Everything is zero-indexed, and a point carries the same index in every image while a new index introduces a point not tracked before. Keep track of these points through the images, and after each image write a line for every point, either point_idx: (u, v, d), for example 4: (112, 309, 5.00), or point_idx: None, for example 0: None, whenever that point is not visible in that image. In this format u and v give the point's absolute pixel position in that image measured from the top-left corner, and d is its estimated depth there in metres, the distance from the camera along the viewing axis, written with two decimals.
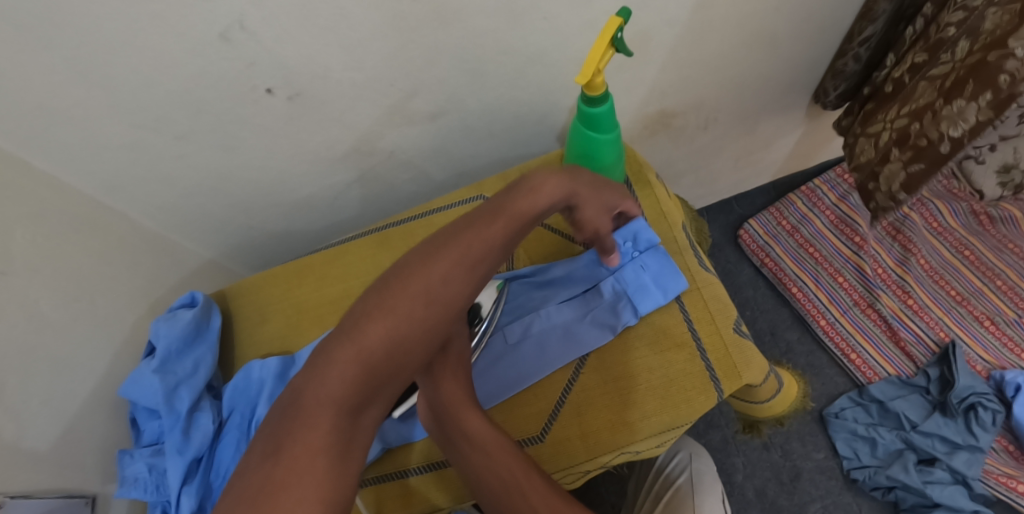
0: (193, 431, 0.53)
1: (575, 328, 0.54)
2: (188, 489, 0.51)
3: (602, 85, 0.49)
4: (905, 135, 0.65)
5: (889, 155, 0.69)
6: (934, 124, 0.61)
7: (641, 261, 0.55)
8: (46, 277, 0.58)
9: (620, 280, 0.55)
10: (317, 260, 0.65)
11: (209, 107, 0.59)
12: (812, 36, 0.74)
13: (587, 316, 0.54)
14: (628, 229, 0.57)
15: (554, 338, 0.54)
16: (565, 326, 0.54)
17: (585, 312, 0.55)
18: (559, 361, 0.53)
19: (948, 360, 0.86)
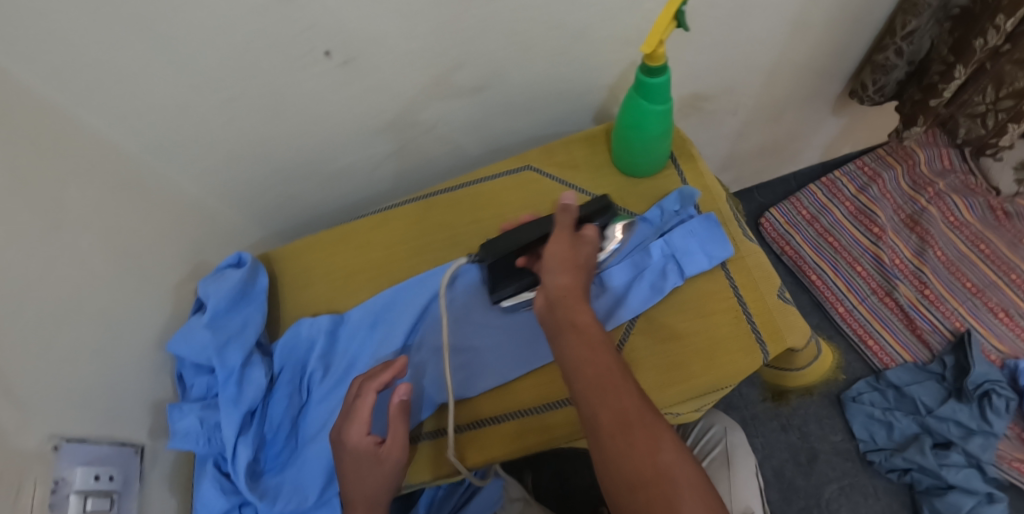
0: (246, 385, 0.53)
1: (624, 291, 0.55)
2: (243, 439, 0.52)
3: (663, 57, 0.52)
4: (1021, 112, 0.76)
5: (1006, 127, 0.80)
6: None
7: (690, 226, 0.56)
8: (95, 230, 0.59)
9: (670, 244, 0.56)
10: (361, 225, 0.65)
11: (265, 70, 0.60)
12: (847, 25, 0.75)
13: (636, 280, 0.56)
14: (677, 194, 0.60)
15: (604, 301, 0.55)
16: (615, 288, 0.55)
17: (636, 277, 0.56)
18: (609, 321, 0.54)
19: (963, 347, 0.88)
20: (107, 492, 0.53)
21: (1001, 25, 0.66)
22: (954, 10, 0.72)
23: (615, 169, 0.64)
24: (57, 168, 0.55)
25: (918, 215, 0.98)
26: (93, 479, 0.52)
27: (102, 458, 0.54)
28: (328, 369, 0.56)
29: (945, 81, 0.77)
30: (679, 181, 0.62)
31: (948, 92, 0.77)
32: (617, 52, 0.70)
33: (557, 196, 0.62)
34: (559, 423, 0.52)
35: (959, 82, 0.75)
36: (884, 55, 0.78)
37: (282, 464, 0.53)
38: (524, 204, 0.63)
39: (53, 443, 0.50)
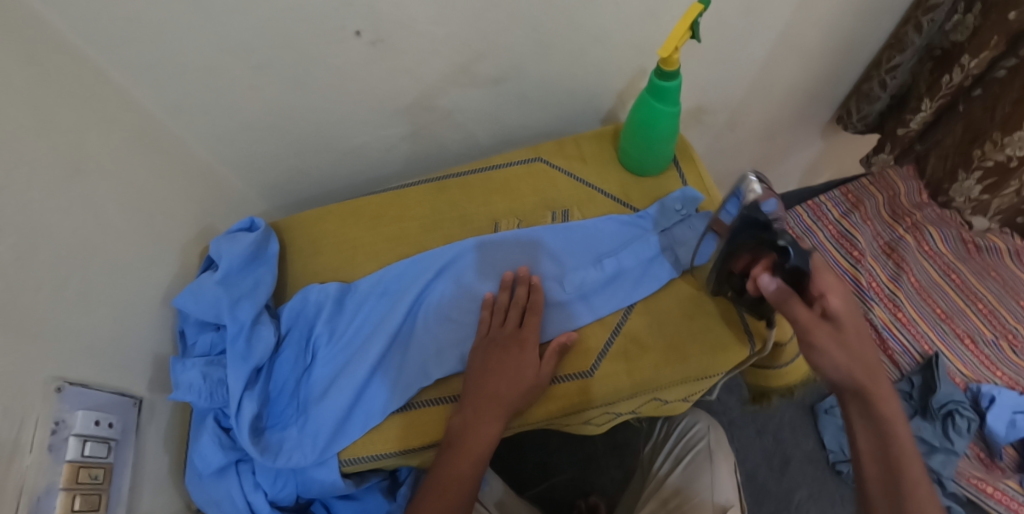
0: (256, 341, 0.55)
1: (626, 276, 0.59)
2: (249, 394, 0.53)
3: (677, 63, 0.56)
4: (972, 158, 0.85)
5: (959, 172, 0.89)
6: (996, 149, 0.80)
7: (690, 222, 0.61)
8: (111, 181, 0.60)
9: (670, 238, 0.60)
10: (373, 201, 0.67)
11: (295, 41, 0.62)
12: (841, 55, 0.81)
13: (637, 268, 0.59)
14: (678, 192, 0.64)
15: (606, 285, 0.59)
16: (618, 273, 0.59)
17: (639, 265, 0.59)
18: (611, 305, 0.58)
19: (931, 369, 0.92)
20: (106, 438, 0.53)
21: (967, 65, 0.73)
22: (935, 51, 0.79)
23: (621, 167, 0.67)
24: (78, 116, 0.56)
25: (896, 242, 1.04)
26: (93, 424, 0.52)
27: (103, 405, 0.54)
28: (333, 334, 0.58)
29: (913, 112, 0.83)
30: (679, 181, 0.65)
31: (914, 123, 0.84)
32: (629, 59, 0.74)
33: (565, 187, 0.65)
34: (557, 397, 0.54)
35: (925, 115, 0.82)
36: (870, 85, 0.84)
37: (287, 422, 0.54)
38: (533, 192, 0.65)
39: (55, 385, 0.50)
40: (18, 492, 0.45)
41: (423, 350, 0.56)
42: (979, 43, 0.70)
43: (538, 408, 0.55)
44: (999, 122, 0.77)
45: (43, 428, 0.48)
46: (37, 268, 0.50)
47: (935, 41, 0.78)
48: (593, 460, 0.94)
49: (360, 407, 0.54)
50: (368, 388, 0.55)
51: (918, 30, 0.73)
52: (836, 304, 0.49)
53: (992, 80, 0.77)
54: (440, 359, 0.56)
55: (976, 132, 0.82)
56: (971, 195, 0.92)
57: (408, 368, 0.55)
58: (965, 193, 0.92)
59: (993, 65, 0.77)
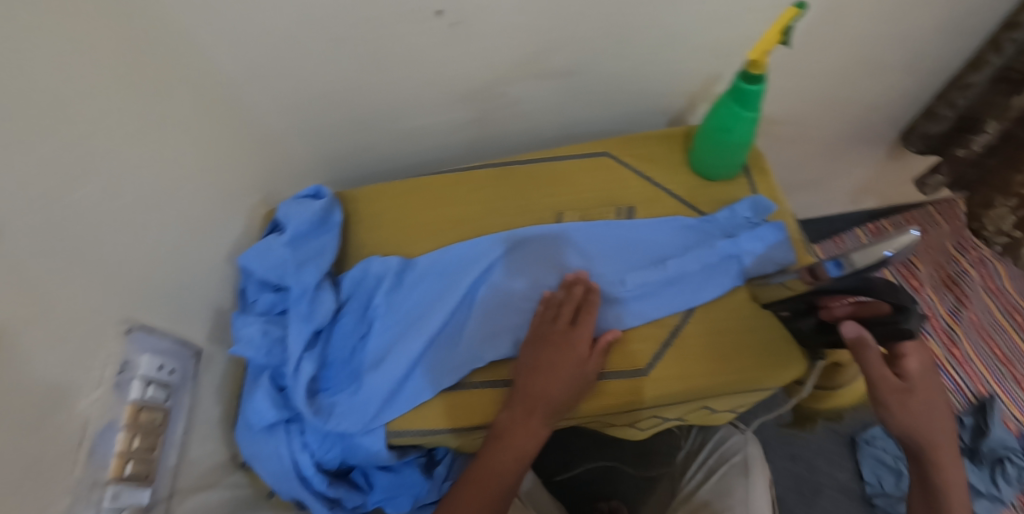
0: (317, 304, 0.57)
1: (688, 280, 0.58)
2: (307, 355, 0.54)
3: (765, 67, 0.55)
4: None
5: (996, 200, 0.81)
6: None
7: (758, 232, 0.59)
8: (188, 138, 0.62)
9: (737, 245, 0.59)
10: (435, 180, 0.67)
11: (375, 18, 0.62)
12: (923, 78, 0.77)
13: (700, 272, 0.58)
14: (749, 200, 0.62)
15: (665, 287, 0.58)
16: (679, 276, 0.58)
17: (703, 270, 0.58)
18: (670, 306, 0.57)
19: (984, 411, 0.89)
20: (166, 383, 0.55)
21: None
22: (1011, 73, 0.71)
23: (689, 170, 0.65)
24: (163, 72, 0.58)
25: (958, 275, 1.00)
26: (157, 368, 0.54)
27: (166, 351, 0.56)
28: (392, 309, 0.58)
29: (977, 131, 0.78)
30: (748, 190, 0.64)
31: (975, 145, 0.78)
32: (704, 62, 0.72)
33: (631, 185, 0.64)
34: (608, 393, 0.54)
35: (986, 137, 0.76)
36: (939, 103, 0.80)
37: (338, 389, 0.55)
38: (598, 187, 0.65)
39: (126, 326, 0.52)
40: (83, 425, 0.47)
41: (479, 334, 0.56)
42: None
43: (588, 402, 0.54)
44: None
45: (112, 367, 0.50)
46: (117, 212, 0.52)
47: (1013, 64, 0.70)
48: (617, 465, 0.93)
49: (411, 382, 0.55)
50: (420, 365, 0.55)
51: (998, 50, 0.69)
52: (912, 366, 0.52)
53: None
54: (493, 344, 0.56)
55: None
56: (1001, 230, 0.82)
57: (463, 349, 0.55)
58: (995, 226, 0.83)
59: None
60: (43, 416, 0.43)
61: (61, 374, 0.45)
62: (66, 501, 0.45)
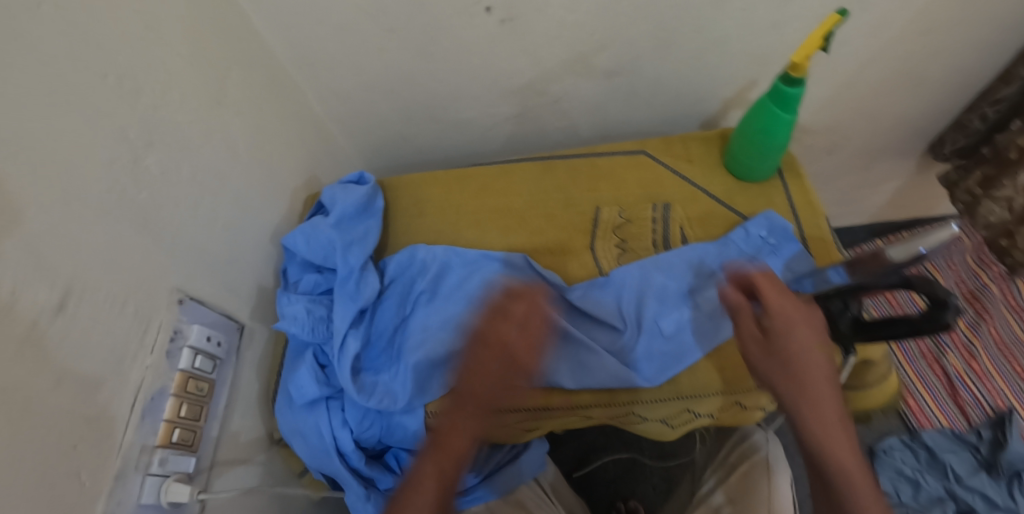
0: (363, 284, 0.59)
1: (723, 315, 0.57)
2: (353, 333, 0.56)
3: (805, 71, 0.56)
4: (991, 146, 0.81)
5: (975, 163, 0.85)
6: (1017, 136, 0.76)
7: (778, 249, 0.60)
8: (243, 121, 0.64)
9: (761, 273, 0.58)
10: (479, 172, 0.70)
11: (428, 11, 0.64)
12: (952, 92, 0.79)
13: None
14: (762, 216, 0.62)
15: (701, 322, 0.57)
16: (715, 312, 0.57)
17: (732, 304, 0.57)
18: (707, 344, 0.56)
19: (1002, 425, 0.88)
20: (213, 355, 0.57)
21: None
22: None
23: (726, 171, 0.67)
24: (223, 56, 0.60)
25: (980, 291, 0.99)
26: (205, 339, 0.56)
27: (214, 323, 0.57)
28: (434, 295, 0.60)
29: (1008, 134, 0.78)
30: (784, 193, 0.65)
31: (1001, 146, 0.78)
32: (742, 67, 0.74)
33: (670, 183, 0.66)
34: (645, 382, 0.55)
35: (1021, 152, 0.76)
36: (970, 116, 0.81)
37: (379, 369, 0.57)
38: (638, 184, 0.67)
39: (179, 297, 0.54)
40: (136, 388, 0.48)
41: (519, 323, 0.57)
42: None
43: (625, 390, 0.55)
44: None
45: (165, 334, 0.52)
46: (176, 186, 0.54)
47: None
48: (635, 465, 0.93)
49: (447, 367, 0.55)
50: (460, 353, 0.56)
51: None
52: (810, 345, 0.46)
53: None
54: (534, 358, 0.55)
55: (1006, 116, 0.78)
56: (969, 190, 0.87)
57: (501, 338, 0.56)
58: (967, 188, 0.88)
59: None
60: (101, 374, 0.45)
61: (119, 337, 0.47)
62: (119, 460, 0.47)
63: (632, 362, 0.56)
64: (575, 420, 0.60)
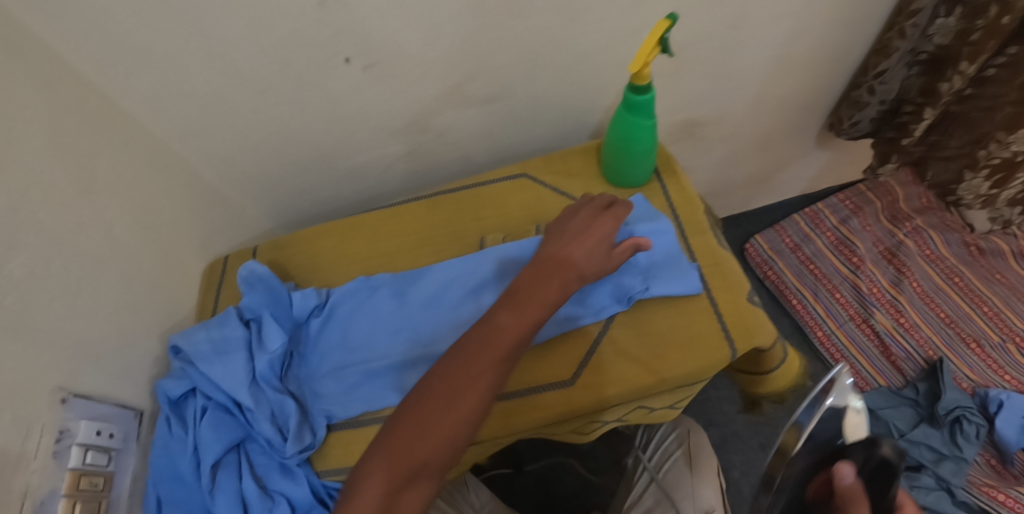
0: (207, 405, 0.56)
1: (259, 308, 0.61)
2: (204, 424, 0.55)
3: (648, 77, 0.57)
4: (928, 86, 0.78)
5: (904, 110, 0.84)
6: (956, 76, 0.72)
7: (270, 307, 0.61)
8: (123, 202, 0.62)
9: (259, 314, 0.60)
10: (370, 218, 0.69)
11: (294, 68, 0.64)
12: (829, 65, 0.83)
13: (257, 308, 0.61)
14: (261, 307, 0.61)
15: (278, 291, 0.62)
16: (253, 316, 0.61)
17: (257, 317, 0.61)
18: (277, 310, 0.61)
19: (935, 375, 0.91)
20: (107, 448, 0.55)
21: (966, 71, 0.70)
22: (921, 55, 0.77)
23: (606, 181, 0.68)
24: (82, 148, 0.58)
25: (896, 247, 1.03)
26: (95, 434, 0.53)
27: (103, 416, 0.55)
28: (203, 389, 0.57)
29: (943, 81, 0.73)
30: (662, 194, 0.67)
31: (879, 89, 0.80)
32: (614, 75, 0.76)
33: (551, 201, 0.67)
34: (540, 405, 0.54)
35: (926, 122, 0.80)
36: (859, 92, 0.83)
37: None
38: (520, 206, 0.67)
39: (61, 396, 0.51)
40: (23, 495, 0.45)
41: (253, 335, 0.60)
42: (976, 48, 0.68)
43: (525, 417, 0.54)
44: (1019, 95, 0.68)
45: (49, 436, 0.49)
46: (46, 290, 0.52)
47: (920, 46, 0.76)
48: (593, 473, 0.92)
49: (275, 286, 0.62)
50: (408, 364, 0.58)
51: (902, 36, 0.73)
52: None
53: (940, 33, 0.72)
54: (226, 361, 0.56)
55: (896, 70, 0.78)
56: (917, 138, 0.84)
57: (261, 304, 0.60)
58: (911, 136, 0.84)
59: (969, 28, 0.68)
60: None
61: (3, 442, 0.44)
62: None
63: (528, 388, 0.55)
64: (487, 449, 0.58)
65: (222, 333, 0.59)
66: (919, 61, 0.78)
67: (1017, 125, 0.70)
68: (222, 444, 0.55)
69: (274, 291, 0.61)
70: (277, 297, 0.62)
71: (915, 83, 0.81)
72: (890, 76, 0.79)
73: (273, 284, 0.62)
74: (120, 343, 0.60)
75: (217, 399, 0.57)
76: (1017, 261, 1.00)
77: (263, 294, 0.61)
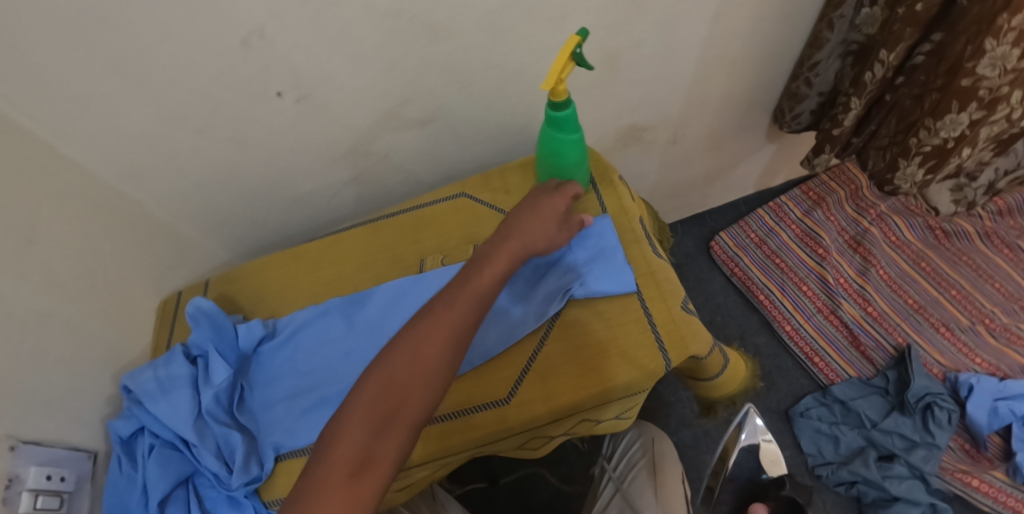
0: (156, 442, 0.57)
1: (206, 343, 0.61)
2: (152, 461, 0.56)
3: (565, 92, 0.57)
4: (855, 76, 0.79)
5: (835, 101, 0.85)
6: (879, 65, 0.73)
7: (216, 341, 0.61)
8: (70, 249, 0.63)
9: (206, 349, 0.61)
10: (313, 247, 0.71)
11: (228, 106, 0.66)
12: (769, 60, 0.83)
13: (203, 343, 0.61)
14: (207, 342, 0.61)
15: (224, 325, 0.62)
16: (200, 351, 0.61)
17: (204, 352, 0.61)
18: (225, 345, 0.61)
19: (904, 363, 0.90)
20: (58, 491, 0.56)
21: (887, 59, 0.72)
22: (852, 46, 0.78)
23: None
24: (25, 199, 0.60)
25: (861, 236, 1.02)
26: (45, 478, 0.54)
27: (54, 460, 0.57)
28: (151, 426, 0.57)
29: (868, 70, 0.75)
30: (597, 205, 0.67)
31: (813, 80, 0.82)
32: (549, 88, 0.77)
33: (489, 219, 0.67)
34: (477, 425, 0.55)
35: (854, 113, 0.80)
36: (797, 84, 0.85)
37: None
38: (457, 226, 0.68)
39: (9, 444, 0.52)
40: None
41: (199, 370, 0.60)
42: (893, 35, 0.69)
43: (461, 436, 0.55)
44: (945, 80, 0.72)
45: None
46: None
47: (849, 37, 0.77)
48: (564, 482, 0.92)
49: (221, 320, 0.62)
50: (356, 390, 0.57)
51: (831, 28, 0.74)
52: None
53: (863, 24, 0.73)
54: (173, 399, 0.57)
55: (825, 61, 0.79)
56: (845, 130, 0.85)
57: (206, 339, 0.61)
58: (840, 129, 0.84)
59: (889, 19, 0.69)
60: None
61: None
62: None
63: (469, 408, 0.56)
64: (435, 469, 0.59)
65: (168, 371, 0.59)
66: (848, 51, 0.79)
67: (944, 112, 0.74)
68: (171, 480, 0.55)
69: (219, 326, 0.61)
70: (224, 331, 0.62)
71: (843, 75, 0.82)
72: (821, 67, 0.81)
73: (220, 318, 0.62)
74: (72, 386, 0.61)
75: (166, 436, 0.57)
76: (984, 243, 0.99)
77: (208, 329, 0.61)
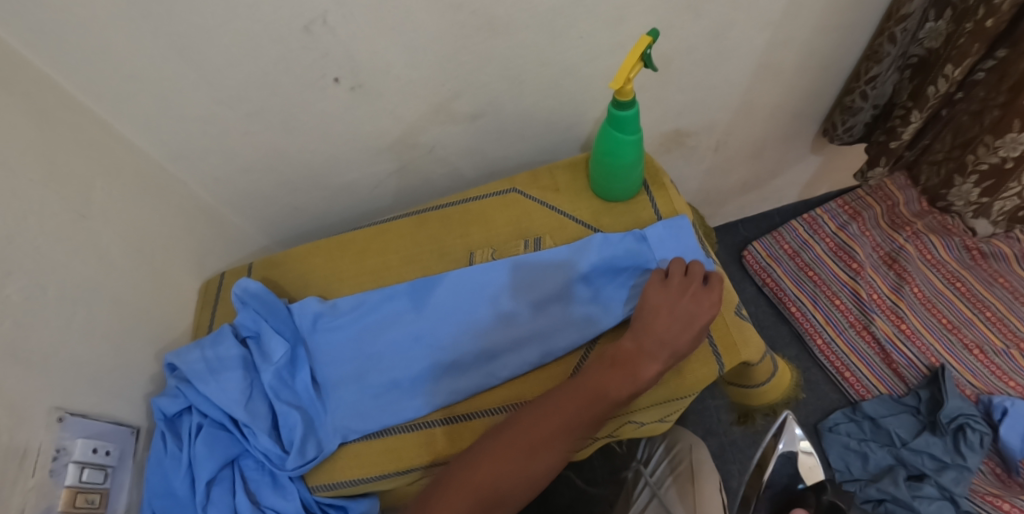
0: (204, 422, 0.57)
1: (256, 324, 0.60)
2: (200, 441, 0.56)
3: (631, 92, 0.57)
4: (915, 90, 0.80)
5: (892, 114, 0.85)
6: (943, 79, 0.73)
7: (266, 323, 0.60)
8: (117, 226, 0.63)
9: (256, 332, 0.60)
10: (359, 235, 0.70)
11: (282, 90, 0.65)
12: (819, 72, 0.83)
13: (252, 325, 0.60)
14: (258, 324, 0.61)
15: (275, 308, 0.62)
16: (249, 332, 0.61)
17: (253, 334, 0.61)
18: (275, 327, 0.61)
19: (938, 383, 0.90)
20: (102, 465, 0.56)
21: (952, 74, 0.71)
22: (912, 59, 0.79)
23: (593, 195, 0.68)
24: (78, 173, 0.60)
25: (896, 253, 1.02)
26: (91, 451, 0.54)
27: (99, 433, 0.56)
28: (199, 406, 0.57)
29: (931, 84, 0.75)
30: (649, 207, 0.67)
31: (870, 93, 0.82)
32: (600, 89, 0.76)
33: (540, 217, 0.67)
34: None
35: (914, 126, 0.80)
36: (851, 98, 0.84)
37: None
38: (506, 221, 0.67)
39: (57, 415, 0.52)
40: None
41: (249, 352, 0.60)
42: (960, 51, 0.68)
43: None
44: (1006, 97, 0.71)
45: (45, 454, 0.49)
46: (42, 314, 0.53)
47: (909, 50, 0.77)
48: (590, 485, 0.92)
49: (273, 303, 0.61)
50: (409, 377, 0.58)
51: (892, 41, 0.74)
52: None
53: (928, 37, 0.74)
54: (224, 379, 0.57)
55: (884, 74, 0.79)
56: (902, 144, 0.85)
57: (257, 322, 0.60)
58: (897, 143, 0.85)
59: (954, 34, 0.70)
60: None
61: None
62: None
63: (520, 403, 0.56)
64: None
65: (217, 352, 0.59)
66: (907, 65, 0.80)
67: (1004, 130, 0.72)
68: (218, 461, 0.55)
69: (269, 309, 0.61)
70: (273, 313, 0.61)
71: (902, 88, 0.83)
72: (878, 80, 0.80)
73: (271, 300, 0.62)
74: (117, 361, 0.61)
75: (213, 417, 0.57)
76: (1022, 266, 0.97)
77: (259, 311, 0.60)
